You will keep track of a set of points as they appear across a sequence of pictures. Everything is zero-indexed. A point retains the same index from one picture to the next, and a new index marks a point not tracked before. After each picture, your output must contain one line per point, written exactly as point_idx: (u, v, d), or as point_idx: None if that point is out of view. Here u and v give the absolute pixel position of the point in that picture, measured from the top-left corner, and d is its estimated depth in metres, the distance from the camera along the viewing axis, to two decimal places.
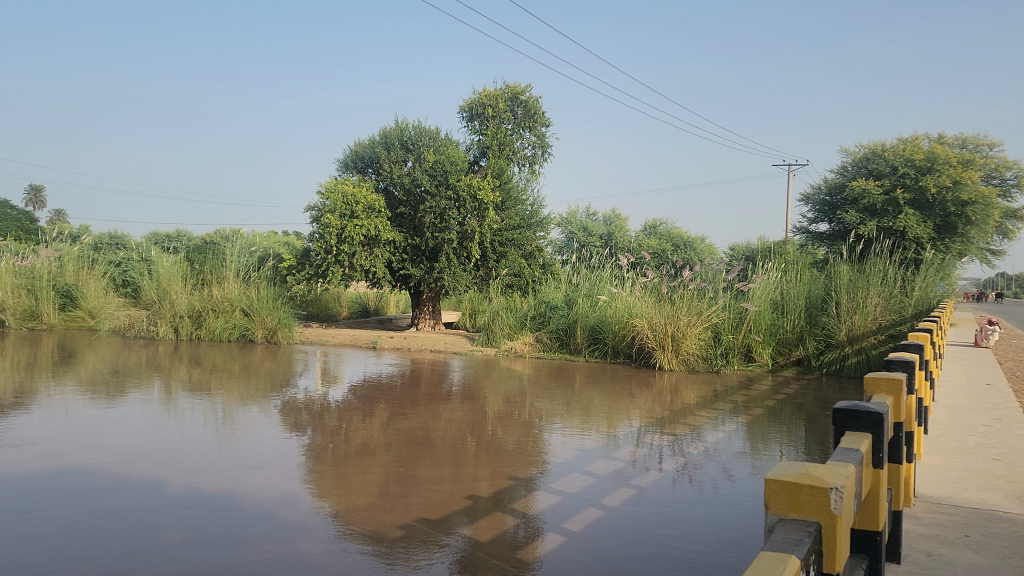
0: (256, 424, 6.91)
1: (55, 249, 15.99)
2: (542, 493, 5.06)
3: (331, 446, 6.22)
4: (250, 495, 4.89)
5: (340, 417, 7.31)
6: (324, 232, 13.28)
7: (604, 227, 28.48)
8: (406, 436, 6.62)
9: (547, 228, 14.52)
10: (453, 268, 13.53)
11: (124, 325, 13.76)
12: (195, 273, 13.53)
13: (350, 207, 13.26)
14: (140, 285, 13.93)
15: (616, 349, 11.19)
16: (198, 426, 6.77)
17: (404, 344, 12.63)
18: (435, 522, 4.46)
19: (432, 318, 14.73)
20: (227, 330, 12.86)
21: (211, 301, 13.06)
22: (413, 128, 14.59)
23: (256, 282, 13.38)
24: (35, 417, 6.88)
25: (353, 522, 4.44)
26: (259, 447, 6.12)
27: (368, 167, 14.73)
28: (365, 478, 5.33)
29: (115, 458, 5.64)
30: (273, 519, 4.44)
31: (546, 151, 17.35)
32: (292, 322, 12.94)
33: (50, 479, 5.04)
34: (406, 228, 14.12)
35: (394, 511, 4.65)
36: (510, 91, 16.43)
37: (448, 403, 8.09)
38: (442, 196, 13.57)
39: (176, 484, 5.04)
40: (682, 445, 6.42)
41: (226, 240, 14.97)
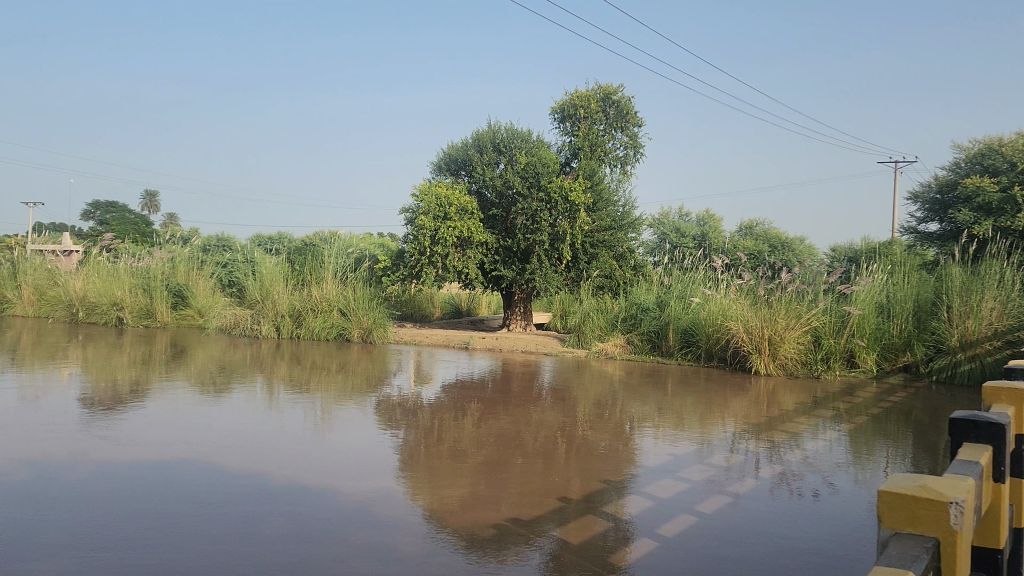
0: (352, 421, 7.12)
1: (168, 250, 16.89)
2: (633, 498, 5.01)
3: (425, 444, 6.34)
4: (347, 490, 5.02)
5: (434, 416, 7.43)
6: (418, 234, 13.53)
7: (698, 227, 28.04)
8: (498, 436, 6.67)
9: (639, 229, 14.35)
10: (544, 269, 13.55)
11: (230, 324, 14.33)
12: (296, 274, 14.03)
13: (443, 210, 13.48)
14: (245, 285, 14.52)
15: (710, 353, 10.97)
16: (298, 422, 7.01)
17: (496, 344, 12.74)
18: (528, 523, 4.48)
19: (523, 318, 14.81)
20: (325, 329, 13.22)
21: (310, 301, 13.50)
22: (505, 130, 14.72)
23: (353, 283, 13.75)
24: (149, 411, 7.27)
25: (447, 520, 4.50)
26: (356, 444, 6.29)
27: (462, 170, 14.94)
28: (458, 476, 5.40)
29: (221, 451, 5.91)
30: (369, 515, 4.55)
31: (638, 151, 17.16)
32: (386, 322, 13.24)
33: (162, 470, 5.31)
34: (498, 229, 14.24)
35: (485, 510, 4.70)
36: (602, 92, 16.35)
37: (539, 404, 8.09)
38: (534, 197, 13.60)
39: (277, 478, 5.23)
40: (781, 453, 6.23)
41: (325, 242, 15.46)
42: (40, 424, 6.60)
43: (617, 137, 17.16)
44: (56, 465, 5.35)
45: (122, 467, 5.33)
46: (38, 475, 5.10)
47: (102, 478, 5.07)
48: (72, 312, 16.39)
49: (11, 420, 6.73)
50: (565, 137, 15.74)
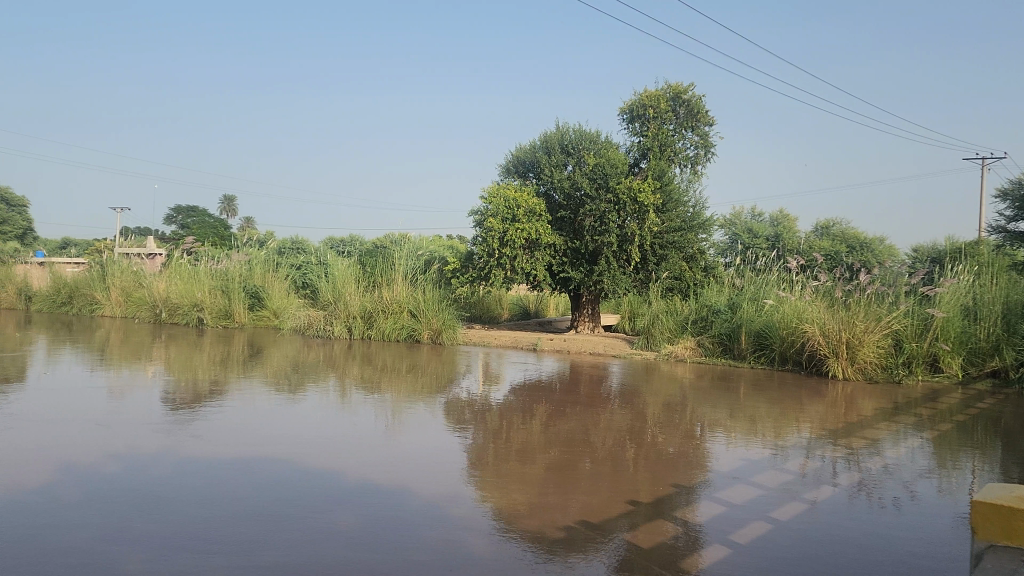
0: (422, 421, 7.20)
1: (245, 253, 17.43)
2: (705, 502, 4.94)
3: (494, 445, 6.37)
4: (417, 489, 5.08)
5: (502, 417, 7.48)
6: (487, 236, 13.63)
7: (771, 228, 27.39)
8: (567, 437, 6.66)
9: (710, 230, 14.11)
10: (613, 271, 13.45)
11: (304, 325, 14.66)
12: (367, 276, 14.30)
13: (511, 211, 13.54)
14: (318, 287, 14.86)
15: (784, 356, 10.69)
16: (370, 422, 7.13)
17: (564, 346, 12.73)
18: (597, 526, 4.46)
19: (591, 320, 14.73)
20: (396, 330, 13.40)
21: (381, 302, 13.72)
22: (574, 132, 14.73)
23: (423, 285, 13.93)
24: (228, 409, 7.50)
25: (515, 521, 4.52)
26: (426, 443, 6.36)
27: (529, 172, 15.12)
28: (527, 478, 5.41)
29: (296, 448, 6.06)
30: (439, 514, 4.59)
31: (709, 151, 16.88)
32: (455, 323, 13.37)
33: (240, 466, 5.47)
34: (566, 231, 14.22)
35: (554, 512, 4.69)
36: (672, 91, 16.17)
37: (607, 407, 8.04)
38: (602, 199, 13.54)
39: (350, 475, 5.34)
40: (859, 460, 6.04)
41: (395, 244, 15.71)
42: (127, 420, 6.89)
43: (688, 137, 16.94)
44: (141, 460, 5.58)
45: (203, 463, 5.52)
46: (124, 468, 5.32)
47: (183, 473, 5.26)
48: (156, 313, 17.08)
49: (100, 416, 7.04)
50: (634, 137, 15.62)
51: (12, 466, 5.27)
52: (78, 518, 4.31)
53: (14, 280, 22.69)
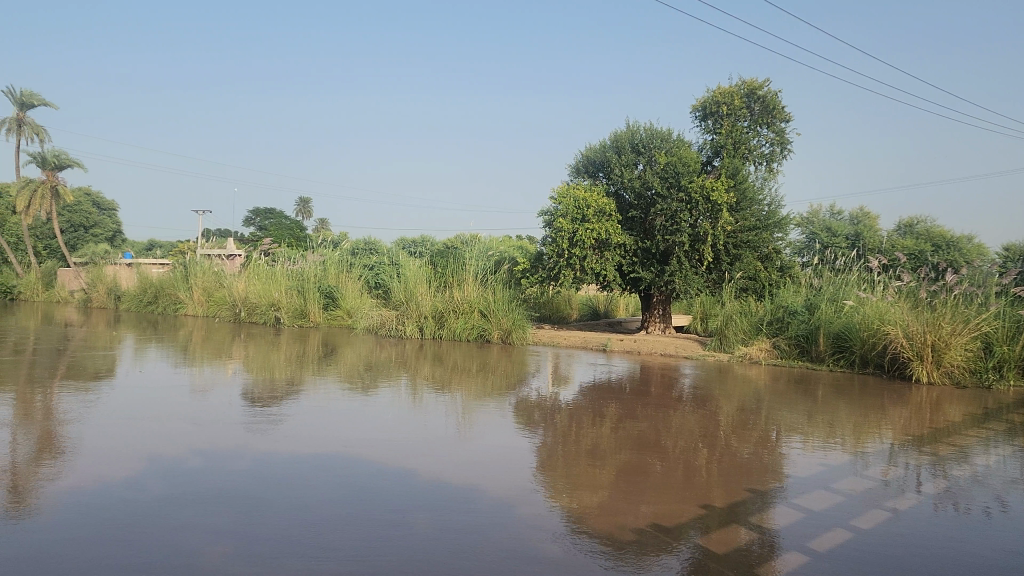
0: (493, 421, 7.24)
1: (321, 254, 17.84)
2: (782, 508, 4.81)
3: (564, 446, 6.35)
4: (489, 489, 5.10)
5: (572, 418, 7.45)
6: (557, 236, 13.63)
7: (851, 227, 26.48)
8: (637, 440, 6.60)
9: (786, 229, 13.75)
10: (685, 271, 13.24)
11: (377, 324, 14.90)
12: (438, 277, 14.48)
13: (581, 211, 13.52)
14: (390, 287, 15.11)
15: (865, 359, 10.33)
16: (441, 421, 7.21)
17: (634, 347, 12.60)
18: (669, 530, 4.40)
19: (663, 321, 14.53)
20: (467, 330, 13.49)
21: (452, 303, 13.85)
22: (644, 131, 14.59)
23: (493, 286, 14.01)
24: (304, 406, 7.69)
25: (585, 523, 4.50)
26: (496, 443, 6.39)
27: (599, 171, 15.07)
28: (596, 480, 5.37)
29: (369, 446, 6.16)
30: (509, 514, 4.61)
31: (785, 148, 16.45)
32: (526, 323, 13.38)
33: (316, 462, 5.61)
34: (636, 231, 14.06)
35: (624, 515, 4.65)
36: (746, 87, 15.82)
37: (679, 409, 7.93)
38: (674, 198, 13.37)
39: (421, 473, 5.41)
40: (946, 467, 5.80)
41: (466, 245, 15.85)
42: (209, 416, 7.15)
43: (763, 133, 16.55)
44: (221, 455, 5.76)
45: (280, 459, 5.68)
46: (207, 463, 5.52)
47: (262, 468, 5.41)
48: (236, 313, 17.66)
49: (183, 411, 7.32)
50: (707, 135, 15.38)
51: (103, 459, 5.52)
52: (162, 510, 4.48)
53: (104, 280, 23.79)
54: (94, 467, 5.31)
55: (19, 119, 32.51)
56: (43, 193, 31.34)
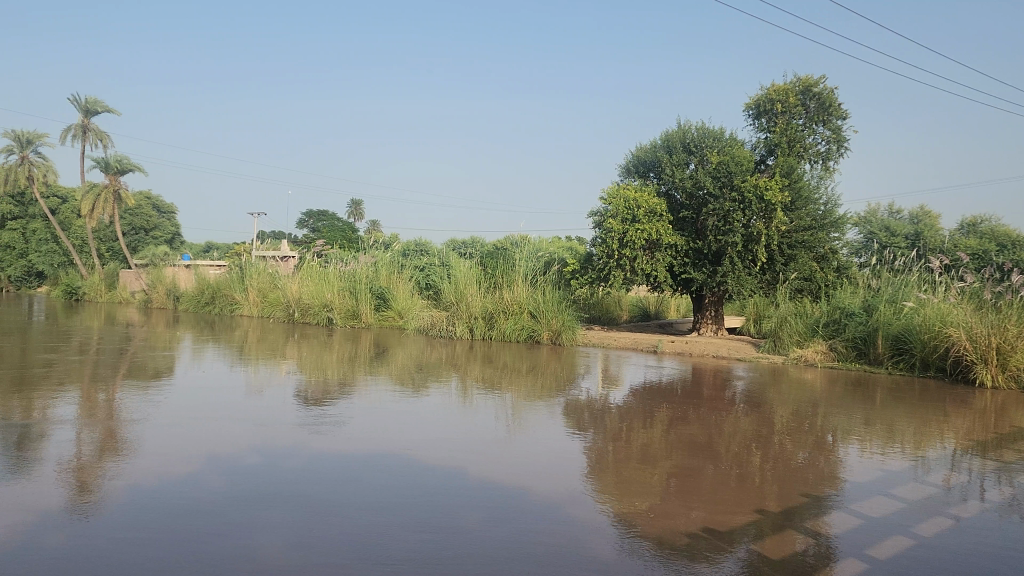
0: (543, 422, 7.23)
1: (372, 254, 18.05)
2: (839, 514, 4.71)
3: (616, 448, 6.32)
4: (539, 490, 5.10)
5: (623, 420, 7.40)
6: (607, 237, 13.59)
7: (911, 226, 25.77)
8: (689, 442, 6.52)
9: (843, 229, 13.46)
10: (738, 272, 13.03)
11: (427, 325, 15.02)
12: (488, 278, 14.53)
13: (631, 211, 13.45)
14: (441, 288, 15.22)
15: (926, 362, 10.04)
16: (492, 421, 7.23)
17: (685, 348, 12.47)
18: (722, 534, 4.34)
19: (715, 323, 14.35)
20: (516, 331, 13.51)
21: (502, 304, 13.89)
22: (696, 130, 14.46)
23: (543, 286, 14.00)
24: (357, 406, 7.79)
25: (637, 525, 4.47)
26: (547, 444, 6.39)
27: (650, 171, 14.99)
28: (647, 482, 5.34)
29: (420, 445, 6.22)
30: (561, 514, 4.61)
31: (841, 146, 16.10)
32: (575, 324, 13.33)
33: (368, 461, 5.68)
34: (688, 231, 13.92)
35: (677, 517, 4.62)
36: (801, 83, 15.43)
37: (732, 411, 7.82)
38: (726, 198, 13.19)
39: (472, 473, 5.44)
40: (1012, 474, 5.61)
41: (516, 246, 15.88)
42: (265, 414, 7.30)
43: (819, 131, 16.19)
44: (277, 452, 5.89)
45: (335, 457, 5.77)
46: (264, 460, 5.63)
47: (316, 466, 5.51)
48: (290, 313, 17.99)
49: (241, 410, 7.48)
50: (761, 133, 15.16)
51: (163, 456, 5.68)
52: (220, 506, 4.59)
53: (164, 281, 24.46)
54: (155, 464, 5.46)
55: (84, 125, 33.63)
56: (106, 197, 32.34)
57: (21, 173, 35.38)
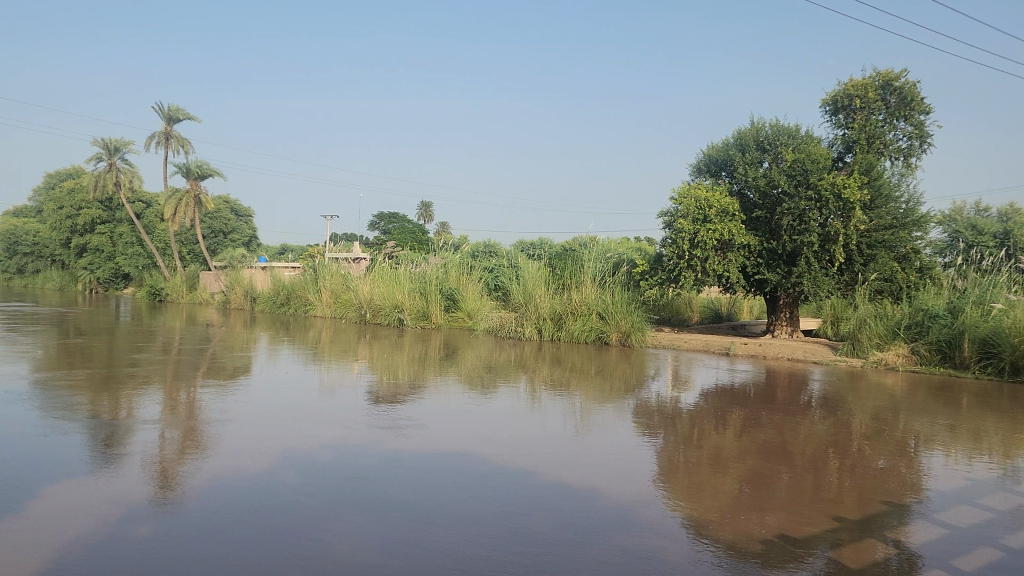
0: (614, 424, 7.17)
1: (442, 257, 18.25)
2: (923, 523, 4.54)
3: (687, 451, 6.24)
4: (609, 492, 5.06)
5: (695, 423, 7.30)
6: (677, 237, 13.46)
7: (1000, 223, 24.60)
8: (763, 446, 6.39)
9: (926, 228, 12.96)
10: (814, 273, 12.69)
11: (496, 326, 15.12)
12: (557, 279, 14.55)
13: (702, 211, 13.27)
14: (510, 289, 15.29)
15: (1017, 366, 9.58)
16: (562, 422, 7.22)
17: (759, 351, 12.20)
18: (798, 541, 4.24)
19: (790, 325, 14.00)
20: (585, 332, 13.45)
21: (570, 304, 13.87)
22: (770, 127, 14.19)
23: (612, 287, 13.91)
24: (428, 406, 7.90)
25: (708, 530, 4.40)
26: (618, 446, 6.34)
27: (722, 170, 14.76)
28: (718, 486, 5.26)
29: (490, 445, 6.26)
30: (631, 517, 4.57)
31: (925, 141, 15.49)
32: (645, 326, 13.17)
33: (439, 461, 5.74)
34: (761, 231, 13.64)
35: (751, 523, 4.53)
36: (881, 76, 14.75)
37: (808, 415, 7.63)
38: (802, 196, 12.88)
39: (542, 475, 5.44)
40: None
41: (585, 247, 15.82)
42: (339, 414, 7.45)
43: (900, 126, 15.52)
44: (350, 450, 6.01)
45: (407, 456, 5.86)
46: (338, 458, 5.75)
47: (389, 464, 5.61)
48: (362, 314, 18.33)
49: (317, 409, 7.66)
50: (839, 130, 14.77)
51: (241, 453, 5.86)
52: (295, 501, 4.71)
53: (241, 283, 25.24)
54: (234, 460, 5.64)
55: (166, 132, 34.99)
56: (187, 202, 33.54)
57: (109, 180, 37.05)
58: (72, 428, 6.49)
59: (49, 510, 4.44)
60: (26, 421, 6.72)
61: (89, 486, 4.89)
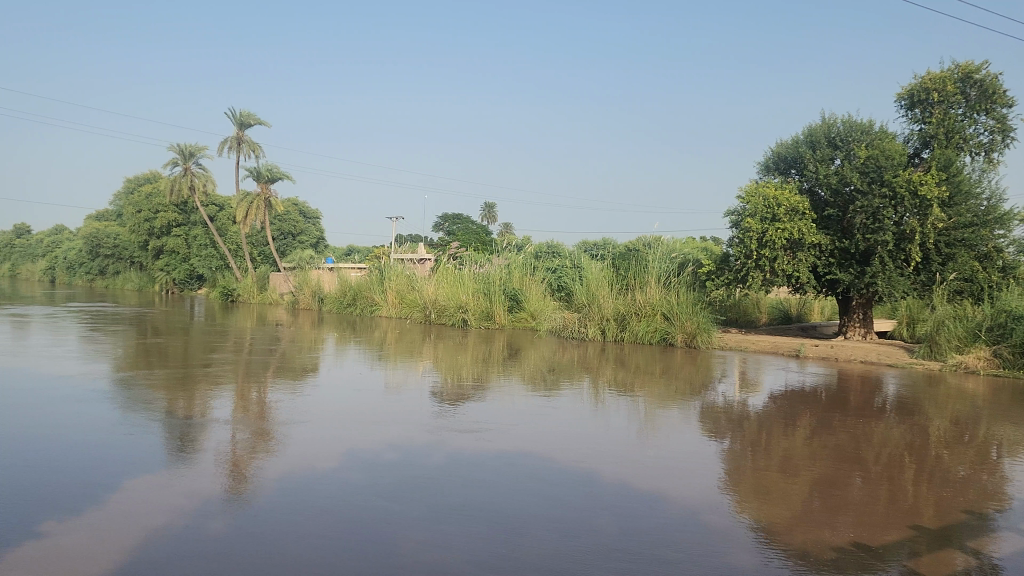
0: (680, 427, 7.08)
1: (505, 257, 18.32)
2: (1006, 533, 4.36)
3: (755, 454, 6.12)
4: (674, 495, 5.01)
5: (763, 426, 7.15)
6: (745, 236, 13.22)
7: None
8: (834, 451, 6.22)
9: (1009, 226, 12.43)
10: (889, 272, 12.29)
11: (559, 326, 15.08)
12: (621, 279, 14.45)
13: (771, 210, 13.02)
14: (573, 290, 15.25)
15: None
16: (626, 424, 7.17)
17: (830, 353, 11.88)
18: (872, 549, 4.11)
19: (863, 326, 13.60)
20: (649, 333, 13.30)
21: (634, 305, 13.74)
22: (842, 123, 13.83)
23: (676, 288, 13.74)
24: (492, 406, 7.94)
25: (778, 536, 4.31)
26: (684, 449, 6.26)
27: (792, 168, 14.45)
28: (788, 491, 5.14)
29: (555, 447, 6.25)
30: (697, 521, 4.50)
31: (1007, 135, 14.86)
32: (711, 327, 12.92)
33: (504, 461, 5.76)
34: (832, 230, 13.30)
35: (823, 529, 4.42)
36: (960, 69, 14.23)
37: (883, 419, 7.39)
38: (876, 194, 12.51)
39: (607, 476, 5.41)
40: None
41: (649, 247, 15.66)
42: (406, 413, 7.55)
43: (982, 120, 14.95)
44: (416, 450, 6.08)
45: (471, 456, 5.89)
46: (403, 458, 5.82)
47: (454, 464, 5.65)
48: (426, 314, 18.54)
49: (383, 408, 7.78)
50: (915, 125, 14.32)
51: (309, 450, 5.99)
52: (362, 500, 4.79)
53: (309, 284, 25.80)
54: (302, 458, 5.76)
55: (238, 138, 35.99)
56: (257, 205, 34.43)
57: (184, 184, 38.37)
58: (150, 424, 6.73)
59: (129, 502, 4.61)
60: (107, 418, 7.00)
61: (167, 481, 5.06)
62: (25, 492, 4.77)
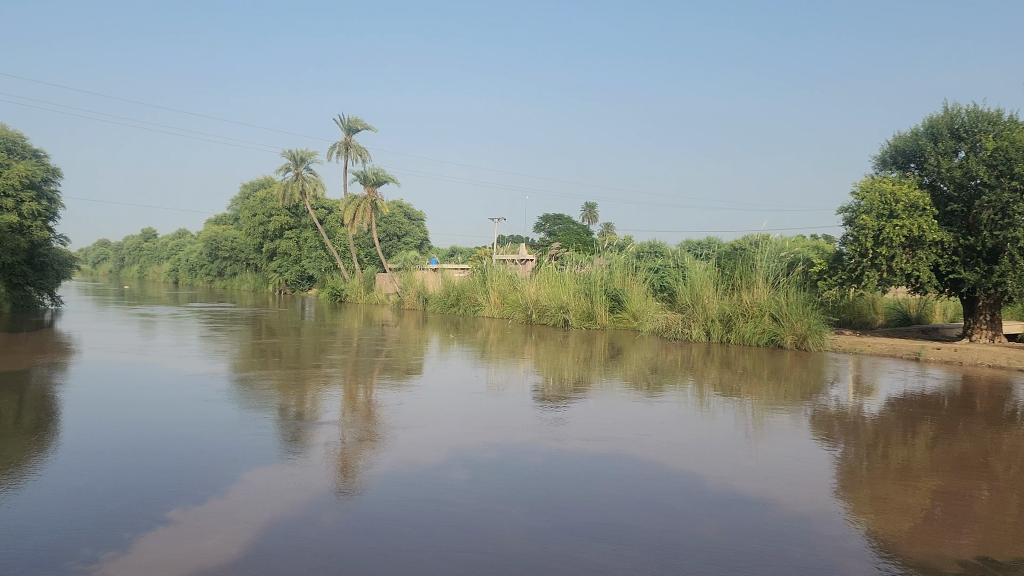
0: (790, 432, 6.86)
1: (606, 257, 18.20)
2: None
3: (872, 462, 5.86)
4: (782, 501, 4.88)
5: (881, 432, 6.84)
6: (860, 234, 12.69)
7: None
8: (958, 460, 5.87)
9: None
10: (1020, 271, 11.50)
11: (662, 327, 14.86)
12: (726, 280, 14.14)
13: (888, 207, 12.45)
14: (676, 290, 15.01)
15: None
16: (733, 428, 7.00)
17: (953, 356, 11.24)
18: (999, 565, 3.86)
19: (990, 328, 12.79)
20: (756, 334, 12.94)
21: (741, 305, 13.40)
22: (967, 113, 13.04)
23: (786, 288, 13.31)
24: (594, 407, 7.92)
25: (896, 547, 4.12)
26: (794, 454, 6.07)
27: (911, 161, 13.77)
28: (907, 501, 4.90)
29: (659, 450, 6.19)
30: (806, 529, 4.37)
31: None
32: (823, 328, 12.43)
33: (607, 463, 5.74)
34: (956, 227, 12.56)
35: (945, 542, 4.19)
36: None
37: (1013, 427, 6.94)
38: (1005, 188, 11.73)
39: (711, 480, 5.32)
40: None
41: (756, 246, 15.26)
42: (509, 413, 7.62)
43: None
44: (519, 449, 6.14)
45: (574, 457, 5.91)
46: (505, 457, 5.89)
47: (557, 464, 5.68)
48: (528, 314, 18.63)
49: (487, 407, 7.89)
50: None
51: (416, 448, 6.14)
52: (464, 497, 4.88)
53: (414, 284, 26.38)
54: (409, 456, 5.92)
55: (346, 142, 37.19)
56: (364, 207, 35.47)
57: (296, 189, 39.96)
58: (267, 421, 7.06)
59: (248, 493, 4.87)
60: (228, 414, 7.38)
61: (282, 474, 5.31)
62: (155, 482, 5.08)
